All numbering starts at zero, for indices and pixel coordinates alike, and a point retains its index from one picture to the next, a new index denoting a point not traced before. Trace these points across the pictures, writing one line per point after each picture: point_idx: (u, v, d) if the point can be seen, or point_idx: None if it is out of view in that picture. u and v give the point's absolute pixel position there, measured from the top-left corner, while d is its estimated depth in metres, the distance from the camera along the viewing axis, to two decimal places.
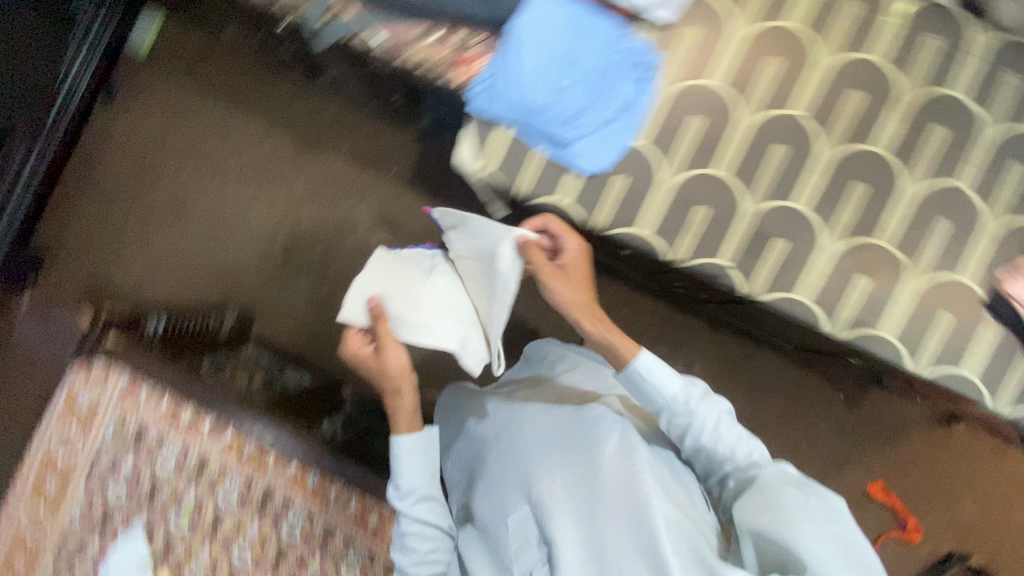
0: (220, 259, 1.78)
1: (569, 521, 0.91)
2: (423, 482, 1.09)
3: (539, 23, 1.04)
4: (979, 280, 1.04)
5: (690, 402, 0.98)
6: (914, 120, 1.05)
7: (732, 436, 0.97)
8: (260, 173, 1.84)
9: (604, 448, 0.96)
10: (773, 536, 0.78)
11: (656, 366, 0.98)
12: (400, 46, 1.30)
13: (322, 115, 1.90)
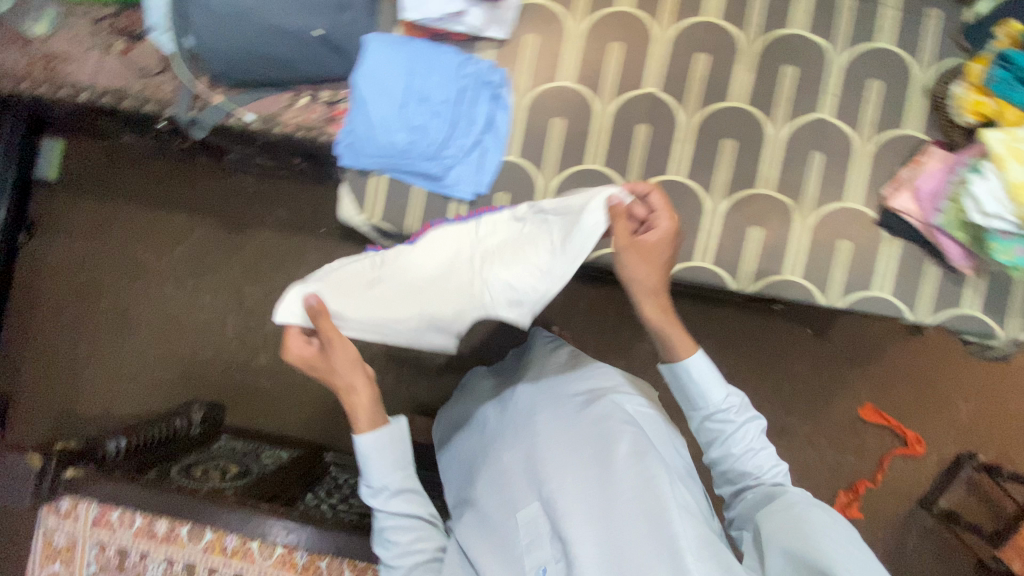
0: (196, 346, 2.13)
1: (585, 523, 0.87)
2: (395, 472, 0.97)
3: (382, 68, 1.05)
4: (867, 202, 1.06)
5: (732, 414, 1.00)
6: (763, 70, 1.08)
7: (758, 450, 0.99)
8: (204, 267, 2.14)
9: (627, 452, 0.92)
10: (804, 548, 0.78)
11: (707, 373, 1.01)
12: (274, 116, 1.31)
13: (234, 198, 2.10)
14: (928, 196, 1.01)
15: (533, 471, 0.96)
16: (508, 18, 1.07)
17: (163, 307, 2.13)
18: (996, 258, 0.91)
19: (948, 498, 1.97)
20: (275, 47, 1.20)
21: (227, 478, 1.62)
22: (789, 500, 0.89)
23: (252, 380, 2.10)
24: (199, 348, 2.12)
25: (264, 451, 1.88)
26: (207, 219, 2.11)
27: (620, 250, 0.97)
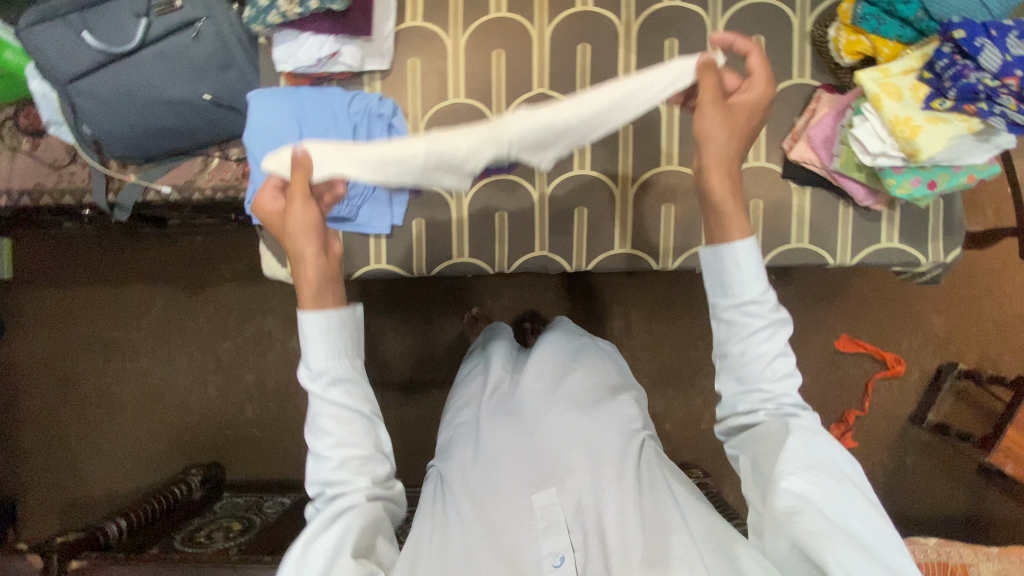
0: (184, 411, 2.14)
1: (614, 521, 0.90)
2: (337, 357, 0.81)
3: (269, 120, 1.05)
4: (771, 157, 1.07)
5: (761, 308, 0.76)
6: (647, 49, 1.09)
7: (777, 359, 0.76)
8: (177, 331, 2.13)
9: (650, 465, 0.99)
10: (813, 540, 0.64)
11: (738, 253, 0.76)
12: (190, 182, 1.32)
13: (192, 259, 2.11)
14: (820, 141, 0.99)
15: (553, 461, 0.96)
16: (386, 48, 1.08)
17: (142, 379, 2.14)
18: (895, 193, 0.91)
19: (938, 412, 1.97)
20: (170, 118, 1.19)
21: (231, 536, 1.65)
22: (798, 450, 0.70)
23: (244, 432, 2.13)
24: (186, 412, 2.14)
25: (264, 500, 1.92)
26: (166, 285, 2.12)
27: (698, 105, 0.80)
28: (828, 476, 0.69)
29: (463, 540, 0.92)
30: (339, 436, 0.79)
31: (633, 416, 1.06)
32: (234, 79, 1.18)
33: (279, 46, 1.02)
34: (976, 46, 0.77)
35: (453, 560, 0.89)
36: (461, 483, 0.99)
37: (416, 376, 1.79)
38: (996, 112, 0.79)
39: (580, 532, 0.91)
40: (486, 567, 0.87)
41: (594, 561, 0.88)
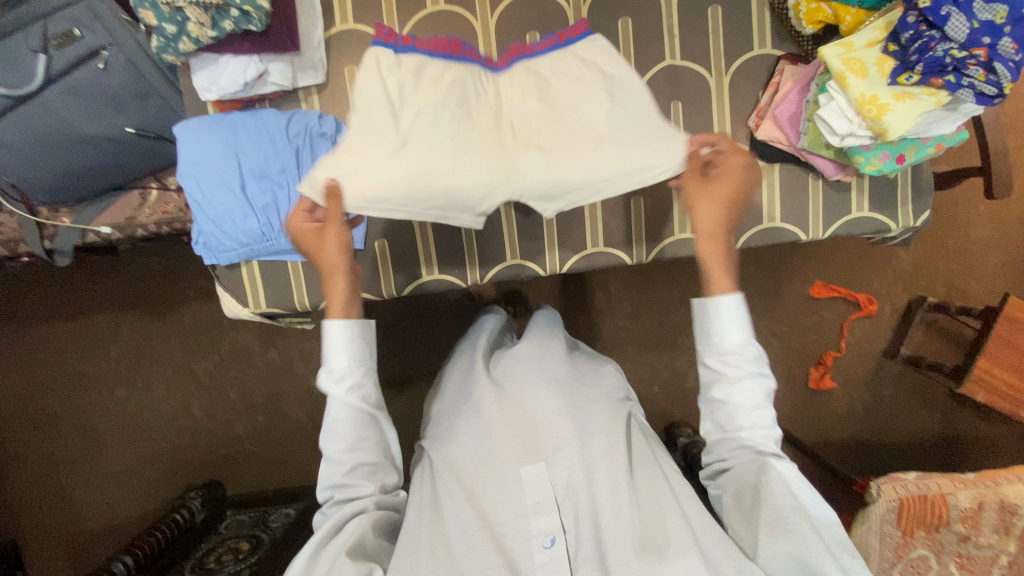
0: (172, 435, 2.09)
1: (606, 499, 0.91)
2: (359, 364, 0.81)
3: (205, 157, 0.97)
4: (737, 136, 1.03)
5: (744, 360, 0.82)
6: (601, 31, 1.01)
7: (757, 407, 0.82)
8: (149, 356, 2.05)
9: (638, 439, 1.00)
10: (805, 554, 0.73)
11: (727, 308, 0.81)
12: (129, 220, 1.22)
13: (152, 283, 2.01)
14: (786, 120, 0.95)
15: (544, 437, 0.95)
16: (318, 59, 0.98)
17: (121, 411, 2.06)
18: (865, 170, 0.89)
19: (909, 344, 2.02)
20: (93, 156, 1.09)
21: (240, 558, 1.65)
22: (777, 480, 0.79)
23: (236, 448, 2.10)
24: (173, 436, 2.08)
25: (268, 512, 1.91)
26: (128, 312, 2.02)
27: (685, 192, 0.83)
28: (813, 505, 0.79)
29: (453, 528, 0.90)
30: (354, 444, 0.81)
31: (618, 388, 1.09)
32: (157, 107, 1.07)
33: (200, 73, 0.91)
34: (942, 15, 0.73)
35: (441, 550, 0.88)
36: (452, 462, 0.97)
37: (401, 375, 1.76)
38: (964, 84, 0.75)
39: (572, 511, 0.91)
40: (476, 552, 0.87)
41: (586, 542, 0.88)
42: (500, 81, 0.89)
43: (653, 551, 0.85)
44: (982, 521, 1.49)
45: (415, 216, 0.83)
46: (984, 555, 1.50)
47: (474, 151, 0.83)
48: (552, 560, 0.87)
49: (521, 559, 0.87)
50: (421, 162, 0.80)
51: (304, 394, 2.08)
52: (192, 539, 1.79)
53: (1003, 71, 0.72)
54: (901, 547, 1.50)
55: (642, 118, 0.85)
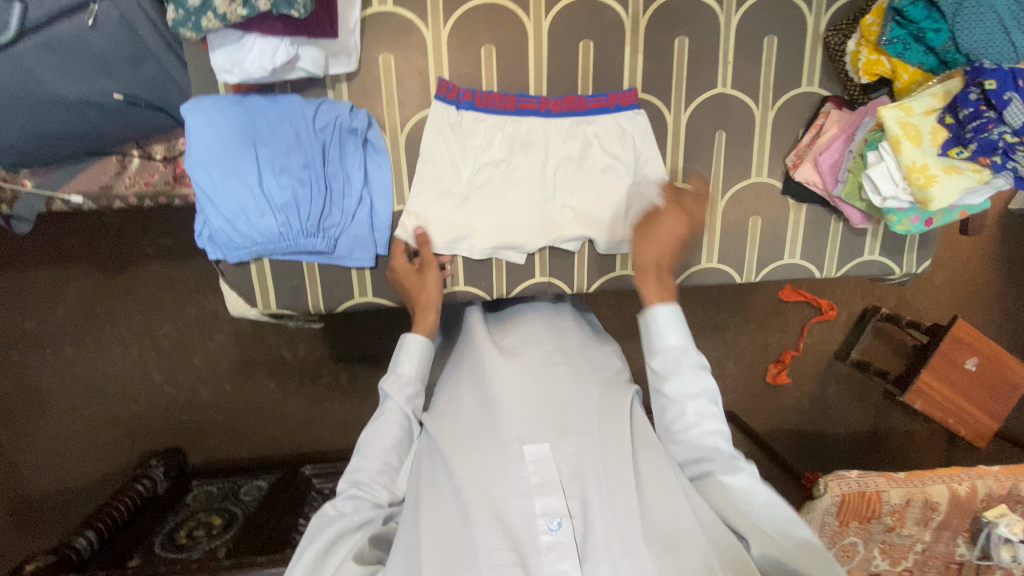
0: (122, 403, 1.69)
1: (613, 483, 0.75)
2: (421, 376, 0.88)
3: (209, 137, 0.87)
4: (772, 173, 1.04)
5: (684, 359, 0.83)
6: (658, 48, 0.96)
7: (703, 414, 0.80)
8: (104, 311, 1.64)
9: (644, 419, 0.85)
10: (780, 554, 0.71)
11: (664, 315, 0.84)
12: (106, 190, 1.08)
13: (102, 226, 1.59)
14: (828, 167, 0.97)
15: (555, 414, 0.81)
16: (353, 45, 0.88)
17: (71, 373, 1.66)
18: (895, 229, 0.94)
19: (859, 347, 1.86)
20: (72, 122, 0.96)
21: (215, 535, 1.44)
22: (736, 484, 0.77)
23: (202, 417, 1.72)
24: (139, 407, 1.70)
25: (239, 482, 1.61)
26: (88, 268, 1.61)
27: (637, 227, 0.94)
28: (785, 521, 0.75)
29: (450, 505, 0.75)
30: (388, 449, 0.83)
31: (621, 365, 0.93)
32: (153, 74, 0.97)
33: (220, 51, 0.81)
34: (1004, 99, 0.76)
35: (431, 536, 0.72)
36: (451, 438, 0.82)
37: (379, 350, 1.70)
38: (1009, 167, 0.79)
39: (580, 496, 0.75)
40: (476, 532, 0.71)
41: (596, 530, 0.73)
42: (550, 128, 0.98)
43: (665, 542, 0.71)
44: (907, 515, 1.51)
45: (472, 254, 0.99)
46: (904, 543, 1.55)
47: (523, 203, 1.00)
48: (557, 546, 0.72)
49: (520, 544, 0.71)
50: (482, 211, 0.99)
51: (277, 362, 1.69)
52: (169, 497, 1.58)
53: None
54: (837, 534, 1.50)
55: (652, 184, 1.00)
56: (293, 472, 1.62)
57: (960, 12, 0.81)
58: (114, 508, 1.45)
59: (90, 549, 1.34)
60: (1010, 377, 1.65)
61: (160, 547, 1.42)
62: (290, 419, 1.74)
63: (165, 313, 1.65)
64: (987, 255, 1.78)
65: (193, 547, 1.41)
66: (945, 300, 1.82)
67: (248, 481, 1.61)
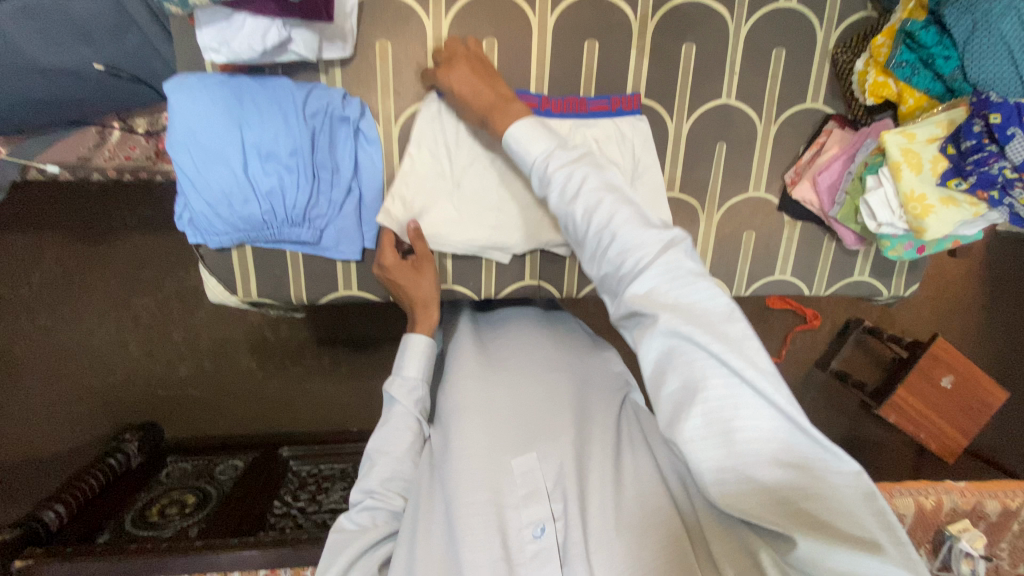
0: (93, 375, 1.64)
1: (597, 486, 0.72)
2: (425, 378, 0.87)
3: (193, 121, 0.83)
4: (770, 188, 1.03)
5: (554, 164, 0.72)
6: (664, 53, 0.94)
7: (593, 203, 0.68)
8: (80, 281, 1.59)
9: (632, 424, 0.83)
10: (723, 448, 0.59)
11: (519, 130, 0.75)
12: (83, 161, 1.07)
13: (82, 192, 1.54)
14: (826, 187, 0.96)
15: (540, 424, 0.79)
16: (348, 30, 0.85)
17: (41, 341, 1.60)
18: (887, 253, 0.94)
19: (840, 358, 1.87)
20: (48, 91, 0.92)
21: (188, 514, 1.42)
22: (653, 310, 0.63)
23: (178, 393, 1.68)
24: (113, 379, 1.65)
25: (214, 461, 1.59)
26: (66, 236, 1.56)
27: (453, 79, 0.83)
28: (741, 394, 0.58)
29: (437, 518, 0.74)
30: (399, 457, 0.81)
31: (617, 372, 0.93)
32: (135, 45, 0.93)
33: (208, 29, 0.77)
34: (1007, 135, 0.75)
35: (423, 550, 0.70)
36: (438, 452, 0.81)
37: (364, 333, 1.68)
38: (1005, 202, 0.80)
39: (563, 500, 0.73)
40: (463, 547, 0.68)
41: (577, 527, 0.69)
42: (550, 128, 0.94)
43: (632, 530, 0.67)
44: None
45: (458, 250, 0.97)
46: None
47: (511, 199, 0.96)
48: (541, 553, 0.70)
49: (508, 551, 0.69)
50: (471, 208, 0.96)
51: (258, 342, 1.67)
52: (144, 471, 1.55)
53: None
54: None
55: (650, 191, 0.98)
56: (271, 452, 1.60)
57: (970, 42, 0.79)
58: (82, 481, 1.41)
59: (60, 522, 1.30)
60: (984, 398, 1.68)
61: (132, 524, 1.38)
62: (268, 400, 1.71)
63: (143, 285, 1.61)
64: (971, 276, 1.80)
65: (165, 525, 1.38)
66: (926, 316, 1.84)
67: (224, 462, 1.59)
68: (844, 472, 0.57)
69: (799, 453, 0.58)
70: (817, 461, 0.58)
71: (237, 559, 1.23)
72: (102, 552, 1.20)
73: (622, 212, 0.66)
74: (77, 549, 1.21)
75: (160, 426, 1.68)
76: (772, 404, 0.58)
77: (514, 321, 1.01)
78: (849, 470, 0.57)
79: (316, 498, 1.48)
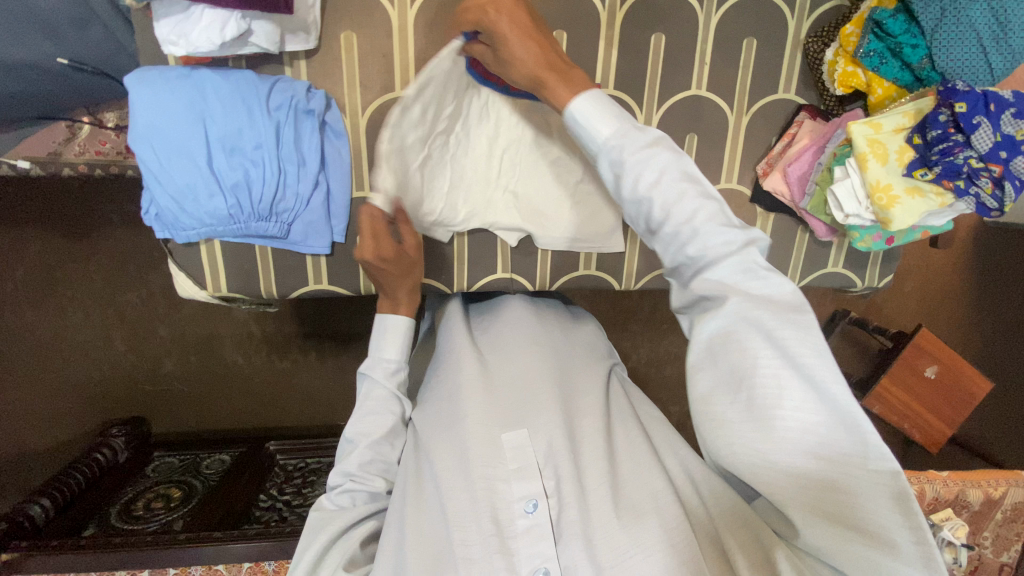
0: (73, 371, 1.63)
1: (588, 463, 0.74)
2: (405, 357, 0.86)
3: (157, 113, 0.82)
4: (742, 180, 1.02)
5: (626, 148, 0.61)
6: (634, 45, 0.93)
7: (675, 196, 0.59)
8: (61, 276, 1.58)
9: (620, 397, 0.87)
10: (760, 436, 0.54)
11: (585, 107, 0.64)
12: (55, 156, 1.09)
13: (63, 188, 1.54)
14: (796, 178, 0.95)
15: (524, 402, 0.79)
16: (311, 22, 0.84)
17: (22, 337, 1.60)
18: (856, 245, 0.94)
19: None
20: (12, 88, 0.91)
21: (172, 508, 1.42)
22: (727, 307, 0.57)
23: (165, 388, 1.68)
24: (98, 374, 1.64)
25: (201, 457, 1.59)
26: (48, 231, 1.55)
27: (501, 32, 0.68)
28: (787, 383, 0.53)
29: (432, 501, 0.74)
30: (380, 441, 0.81)
31: (601, 345, 0.98)
32: (99, 38, 0.93)
33: (164, 21, 0.77)
34: (972, 123, 0.76)
35: (415, 529, 0.72)
36: (430, 428, 0.81)
37: (350, 328, 1.67)
38: (971, 191, 0.79)
39: (555, 474, 0.73)
40: (453, 526, 0.69)
41: (571, 505, 0.71)
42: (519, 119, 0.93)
43: (632, 513, 0.69)
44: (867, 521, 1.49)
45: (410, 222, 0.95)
46: None
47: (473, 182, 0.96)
48: (533, 530, 0.70)
49: (498, 527, 0.70)
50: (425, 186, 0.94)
51: (244, 337, 1.66)
52: (133, 460, 1.54)
53: (1009, 189, 0.77)
54: None
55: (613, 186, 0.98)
56: (257, 447, 1.60)
57: (938, 29, 0.79)
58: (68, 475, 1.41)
59: (45, 516, 1.31)
60: (968, 388, 1.65)
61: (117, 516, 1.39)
62: (253, 395, 1.71)
63: (124, 281, 1.60)
64: (960, 268, 1.78)
65: (150, 517, 1.39)
66: (914, 306, 1.82)
67: (209, 454, 1.59)
68: (882, 469, 0.51)
69: (846, 448, 0.52)
70: (870, 460, 0.51)
71: (218, 552, 1.24)
72: (85, 546, 1.23)
73: (708, 208, 0.58)
74: (62, 543, 1.24)
75: (148, 420, 1.68)
76: (820, 393, 0.53)
77: (500, 302, 1.02)
78: (887, 468, 0.51)
79: (301, 491, 1.47)
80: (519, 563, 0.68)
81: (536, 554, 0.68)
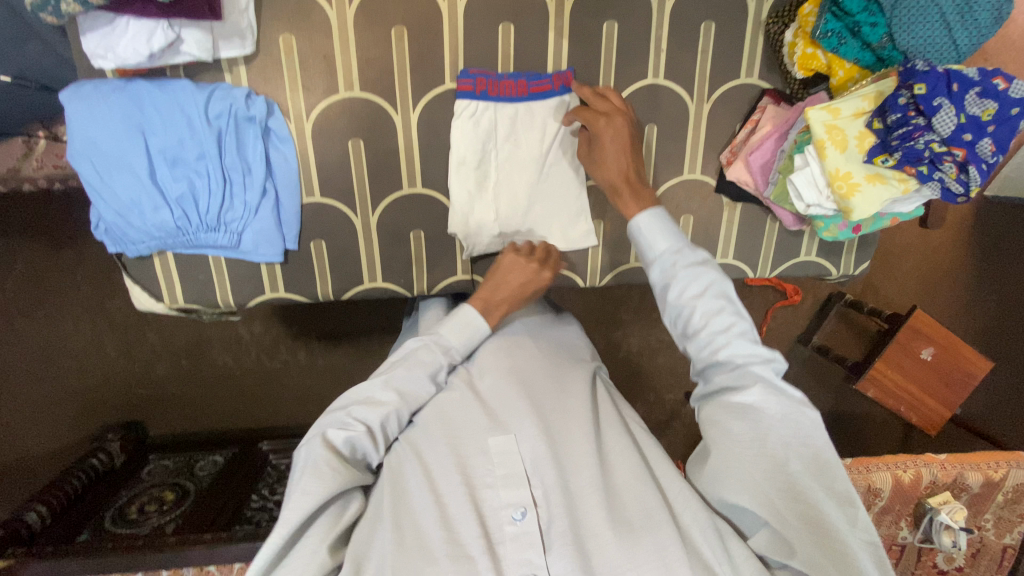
0: (41, 378, 1.47)
1: (573, 468, 0.71)
2: (466, 345, 0.82)
3: (95, 130, 0.82)
4: (707, 170, 0.99)
5: (679, 264, 0.69)
6: (586, 33, 0.90)
7: (715, 311, 0.66)
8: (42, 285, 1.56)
9: (606, 401, 0.80)
10: (775, 473, 0.60)
11: (648, 221, 0.72)
12: (12, 172, 1.04)
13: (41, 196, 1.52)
14: (758, 167, 0.92)
15: (506, 407, 0.75)
16: (245, 26, 0.82)
17: None
18: (822, 235, 0.91)
19: (823, 334, 1.65)
20: None
21: (166, 510, 1.30)
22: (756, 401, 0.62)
23: (156, 394, 1.52)
24: (66, 388, 1.48)
25: (196, 457, 1.46)
26: (14, 241, 1.44)
27: (600, 134, 0.85)
28: (796, 450, 0.61)
29: (417, 502, 0.69)
30: (399, 409, 0.75)
31: (582, 347, 0.91)
32: (39, 53, 0.93)
33: (91, 35, 0.76)
34: (933, 106, 0.72)
35: (399, 530, 0.66)
36: (416, 435, 0.75)
37: (336, 327, 1.53)
38: (935, 177, 0.76)
39: (544, 482, 0.69)
40: (444, 529, 0.66)
41: (562, 516, 0.67)
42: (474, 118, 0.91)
43: (627, 525, 0.66)
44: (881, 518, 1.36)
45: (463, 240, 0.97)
46: None
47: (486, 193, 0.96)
48: (522, 537, 0.66)
49: (486, 531, 0.66)
50: (379, 188, 0.94)
51: (232, 339, 1.51)
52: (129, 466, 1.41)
53: (974, 175, 0.73)
54: None
55: (568, 179, 0.96)
56: (251, 448, 1.49)
57: (897, 7, 0.76)
58: (65, 476, 1.30)
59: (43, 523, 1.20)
60: (967, 368, 1.50)
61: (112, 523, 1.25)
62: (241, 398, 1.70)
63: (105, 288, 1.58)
64: (966, 244, 1.66)
65: (145, 523, 1.25)
66: (912, 288, 1.67)
67: (207, 454, 1.46)
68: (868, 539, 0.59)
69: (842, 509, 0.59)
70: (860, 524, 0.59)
71: (209, 553, 1.14)
72: (80, 551, 1.12)
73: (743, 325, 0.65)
74: (58, 548, 1.13)
75: (143, 422, 1.53)
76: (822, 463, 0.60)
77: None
78: (871, 538, 0.59)
79: None
80: (506, 568, 0.64)
81: (526, 561, 0.65)
